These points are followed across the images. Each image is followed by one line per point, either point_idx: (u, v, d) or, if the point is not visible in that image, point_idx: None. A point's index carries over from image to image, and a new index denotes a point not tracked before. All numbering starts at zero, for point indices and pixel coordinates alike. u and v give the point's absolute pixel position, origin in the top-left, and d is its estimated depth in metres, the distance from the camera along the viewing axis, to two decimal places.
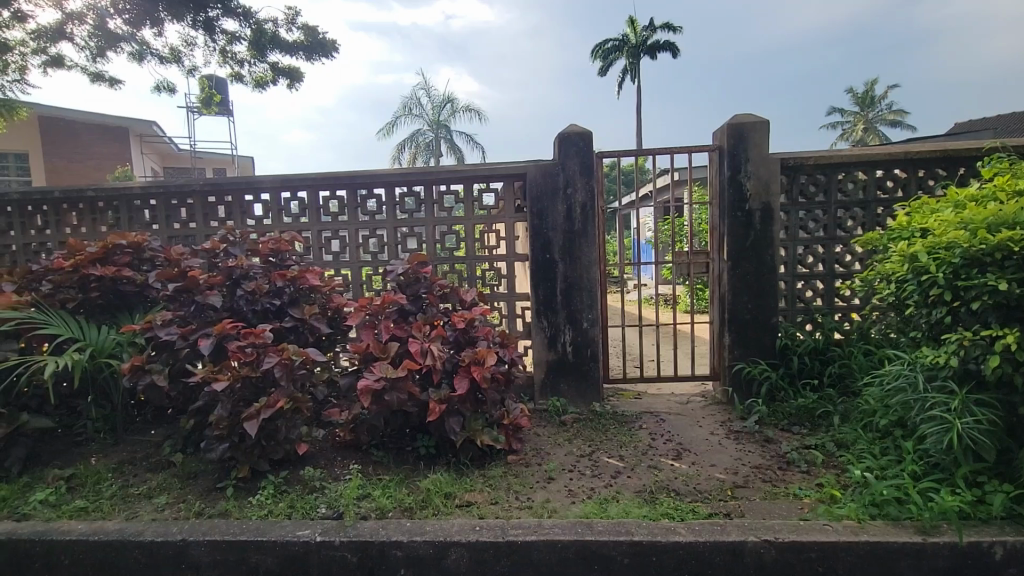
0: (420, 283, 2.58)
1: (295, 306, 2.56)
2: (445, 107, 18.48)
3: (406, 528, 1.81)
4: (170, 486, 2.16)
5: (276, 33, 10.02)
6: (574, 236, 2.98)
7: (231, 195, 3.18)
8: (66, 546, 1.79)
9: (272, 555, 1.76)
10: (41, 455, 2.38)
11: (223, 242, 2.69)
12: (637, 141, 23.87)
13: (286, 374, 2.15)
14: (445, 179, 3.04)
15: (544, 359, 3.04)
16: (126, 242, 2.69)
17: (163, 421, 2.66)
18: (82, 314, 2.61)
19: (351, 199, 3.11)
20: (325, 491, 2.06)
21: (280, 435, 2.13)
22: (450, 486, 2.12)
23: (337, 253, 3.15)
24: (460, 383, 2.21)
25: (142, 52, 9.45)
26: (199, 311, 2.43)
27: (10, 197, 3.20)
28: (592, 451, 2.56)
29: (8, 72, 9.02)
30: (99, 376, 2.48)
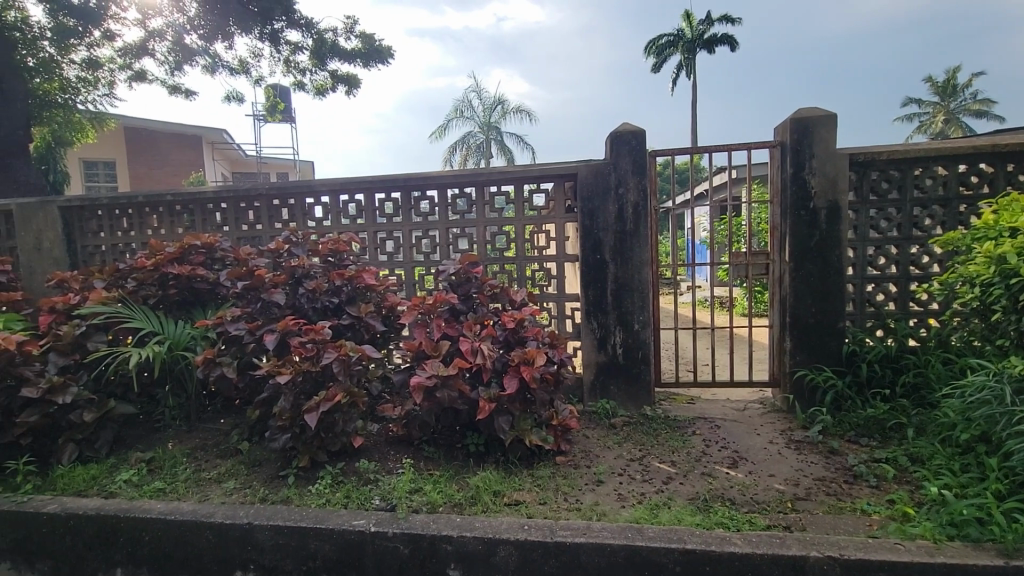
0: (471, 283, 2.63)
1: (352, 304, 2.66)
2: (495, 108, 18.64)
3: (456, 524, 1.84)
4: (238, 471, 2.29)
5: (336, 41, 10.46)
6: (625, 236, 2.94)
7: (293, 198, 3.34)
8: (147, 524, 1.94)
9: (329, 542, 1.84)
10: (126, 438, 2.59)
11: (287, 243, 2.84)
12: (692, 139, 23.18)
13: (344, 369, 2.24)
14: (496, 181, 3.07)
15: (594, 361, 3.01)
16: (199, 242, 2.89)
17: (231, 411, 2.83)
18: (161, 309, 2.82)
19: (405, 200, 3.19)
20: (379, 483, 2.13)
21: (337, 428, 2.22)
22: (499, 484, 2.14)
23: (391, 253, 3.24)
24: (509, 382, 2.23)
25: (214, 65, 10.11)
26: (264, 308, 2.58)
27: (101, 201, 3.50)
28: (643, 456, 2.51)
29: (98, 87, 9.86)
30: (176, 367, 2.67)
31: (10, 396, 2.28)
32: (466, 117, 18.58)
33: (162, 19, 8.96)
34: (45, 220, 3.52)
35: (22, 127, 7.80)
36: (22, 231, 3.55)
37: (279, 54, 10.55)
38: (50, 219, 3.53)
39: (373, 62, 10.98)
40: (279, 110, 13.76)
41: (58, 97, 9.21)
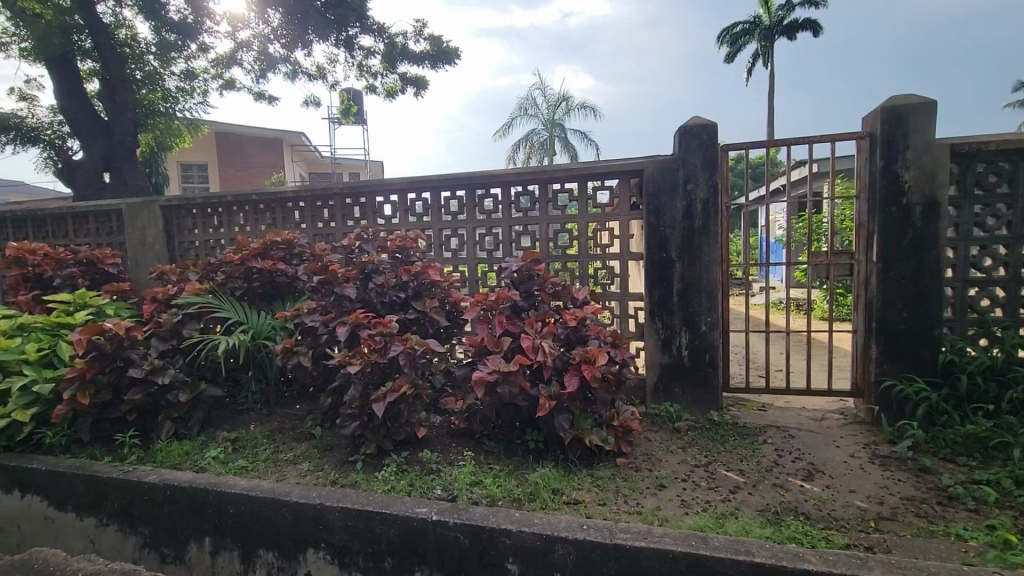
0: (533, 280, 2.64)
1: (418, 299, 2.75)
2: (560, 105, 18.53)
3: (515, 518, 1.86)
4: (312, 454, 2.44)
5: (406, 44, 10.81)
6: (693, 234, 2.84)
7: (364, 197, 3.49)
8: (231, 497, 2.10)
9: (394, 527, 1.91)
10: (214, 419, 2.82)
11: (358, 240, 2.98)
12: (768, 132, 21.94)
13: (410, 361, 2.32)
14: (559, 178, 3.05)
15: (658, 362, 2.93)
16: (280, 238, 3.10)
17: (306, 397, 3.01)
18: (246, 300, 3.04)
19: (469, 198, 3.25)
20: (441, 474, 2.19)
21: (402, 418, 2.30)
22: (558, 482, 2.13)
23: (455, 250, 3.31)
24: (570, 381, 2.22)
25: (294, 71, 10.75)
26: (337, 302, 2.72)
27: (195, 201, 3.82)
28: (709, 463, 2.42)
29: (195, 96, 10.76)
30: (258, 355, 2.87)
31: (119, 375, 2.55)
32: (530, 114, 18.60)
33: (250, 31, 9.66)
34: (149, 218, 3.89)
35: (133, 133, 8.65)
36: (130, 228, 3.94)
37: (353, 59, 11.04)
38: (153, 217, 3.90)
39: (440, 63, 11.24)
40: (353, 113, 14.41)
41: (161, 106, 10.14)
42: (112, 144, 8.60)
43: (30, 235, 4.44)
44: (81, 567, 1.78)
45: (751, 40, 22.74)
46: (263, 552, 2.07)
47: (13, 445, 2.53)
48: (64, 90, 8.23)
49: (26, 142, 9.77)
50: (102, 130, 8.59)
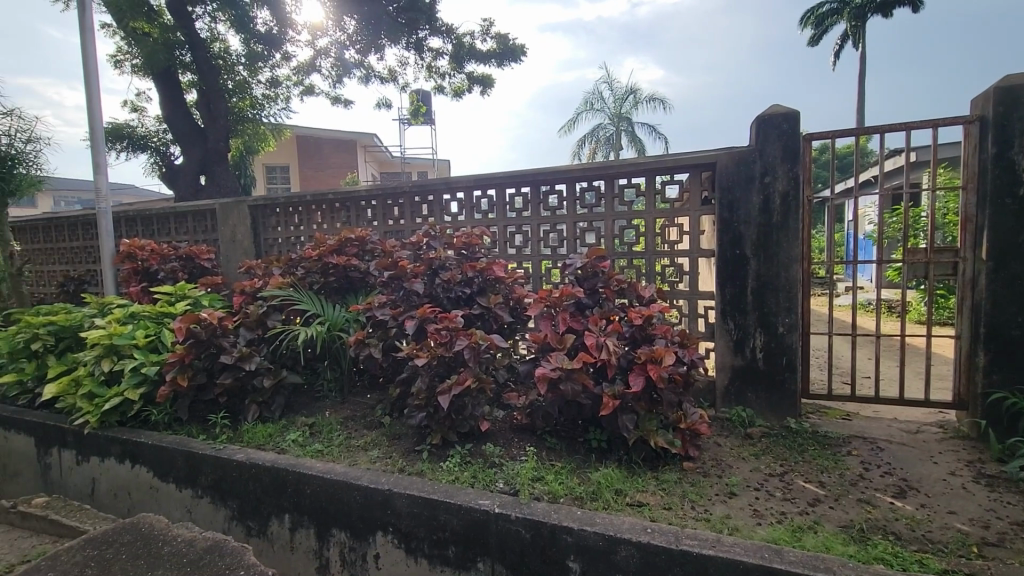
0: (598, 277, 2.60)
1: (482, 295, 2.80)
2: (627, 98, 18.11)
3: (577, 516, 1.85)
4: (381, 442, 2.54)
5: (473, 44, 10.99)
6: (771, 230, 2.68)
7: (432, 195, 3.57)
8: (308, 478, 2.24)
9: (457, 516, 1.95)
10: (294, 404, 3.01)
11: (426, 236, 3.07)
12: (857, 119, 20.29)
13: (474, 356, 2.37)
14: (626, 173, 2.98)
15: (729, 364, 2.80)
16: (354, 236, 3.26)
17: (377, 388, 3.14)
18: (323, 294, 3.22)
19: (534, 195, 3.25)
20: (503, 467, 2.22)
21: (466, 411, 2.35)
22: (621, 483, 2.10)
23: (520, 247, 3.32)
24: (635, 380, 2.17)
25: (368, 76, 11.24)
26: (406, 296, 2.81)
27: (278, 200, 4.08)
28: (784, 472, 2.28)
29: (279, 103, 11.51)
30: (333, 346, 3.04)
31: (213, 361, 2.78)
32: (597, 109, 18.31)
33: (328, 38, 10.21)
34: (239, 217, 4.22)
35: (224, 139, 9.45)
36: (223, 226, 4.29)
37: (422, 61, 11.35)
38: (243, 216, 4.22)
39: (506, 61, 11.34)
40: (422, 114, 14.84)
41: (249, 113, 10.93)
42: (206, 149, 9.39)
43: (140, 233, 4.95)
44: (180, 533, 1.98)
45: (839, 20, 21.09)
46: (337, 531, 2.19)
47: (125, 420, 2.84)
48: (167, 100, 9.08)
49: (136, 149, 10.89)
50: (198, 136, 9.39)
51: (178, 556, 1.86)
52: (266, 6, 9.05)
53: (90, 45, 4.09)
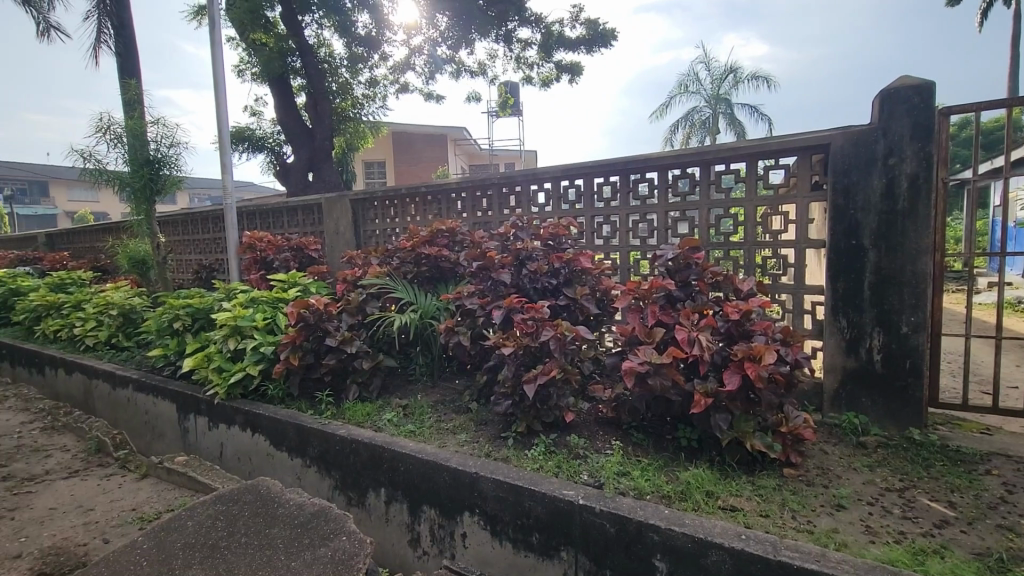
0: (690, 269, 2.48)
1: (569, 286, 2.79)
2: (727, 77, 16.98)
3: (664, 515, 1.80)
4: (468, 427, 2.63)
5: (562, 31, 10.87)
6: (894, 217, 2.40)
7: (520, 186, 3.59)
8: (402, 456, 2.37)
9: (541, 504, 1.97)
10: (389, 386, 3.20)
11: (514, 227, 3.10)
12: (1008, 88, 17.46)
13: (559, 346, 2.38)
14: (724, 158, 2.81)
15: (840, 366, 2.55)
16: (445, 227, 3.39)
17: (465, 374, 3.25)
18: (416, 283, 3.38)
19: (624, 183, 3.16)
20: (587, 460, 2.21)
21: (552, 401, 2.36)
22: (713, 485, 2.00)
23: (607, 237, 3.25)
24: (730, 378, 2.05)
25: (459, 70, 11.55)
26: (494, 286, 2.87)
27: (376, 194, 4.33)
28: (904, 488, 2.05)
29: (376, 101, 12.17)
30: (425, 332, 3.20)
31: (319, 343, 3.02)
32: (692, 91, 17.38)
33: (421, 36, 10.64)
34: (342, 210, 4.53)
35: (328, 137, 10.22)
36: (328, 219, 4.64)
37: (511, 52, 11.44)
38: (345, 209, 4.53)
39: (597, 47, 11.10)
40: (510, 105, 14.98)
41: (351, 112, 11.69)
42: (314, 148, 10.21)
43: (258, 226, 5.49)
44: (291, 496, 2.19)
45: None
46: (427, 508, 2.31)
47: (247, 393, 3.18)
48: (281, 104, 9.94)
49: (255, 150, 12.06)
50: (306, 136, 10.20)
51: (290, 517, 2.06)
52: (367, 10, 9.59)
53: (219, 56, 4.57)
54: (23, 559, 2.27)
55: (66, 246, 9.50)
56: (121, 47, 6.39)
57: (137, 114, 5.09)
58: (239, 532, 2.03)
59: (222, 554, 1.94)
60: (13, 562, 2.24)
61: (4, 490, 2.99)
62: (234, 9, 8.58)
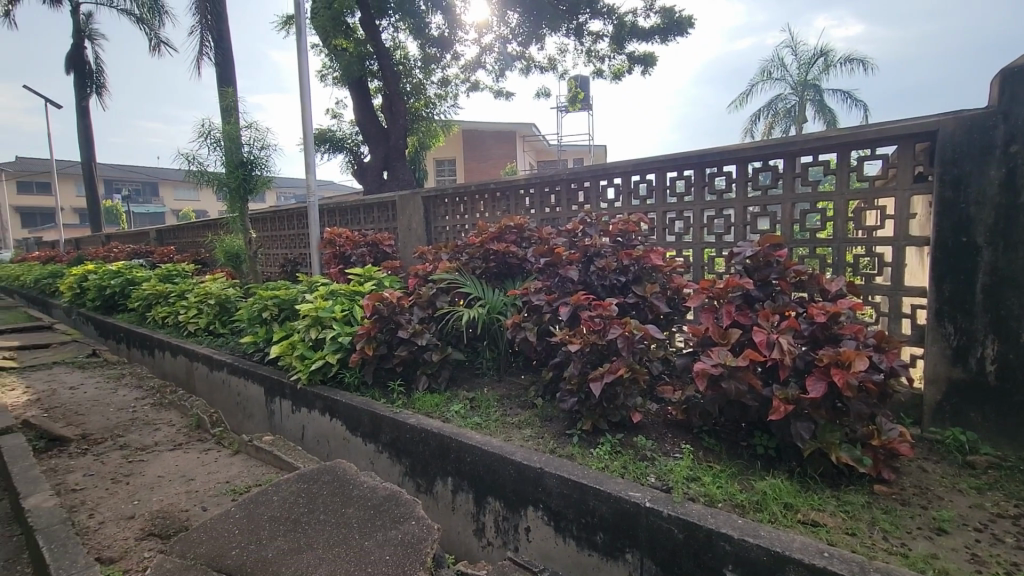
0: (771, 268, 2.34)
1: (638, 284, 2.73)
2: (817, 61, 15.80)
3: (737, 525, 1.72)
4: (534, 422, 2.64)
5: (635, 22, 10.60)
6: (1015, 212, 2.13)
7: (589, 182, 3.54)
8: (468, 447, 2.43)
9: (605, 503, 1.95)
10: (457, 378, 3.28)
11: (582, 224, 3.07)
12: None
13: (627, 345, 2.34)
14: (811, 149, 2.62)
15: (944, 376, 2.31)
16: (513, 224, 3.41)
17: (531, 370, 3.26)
18: (484, 279, 3.44)
19: (699, 177, 3.03)
20: (655, 462, 2.16)
21: (619, 400, 2.32)
22: (792, 497, 1.88)
23: (680, 233, 3.14)
24: (813, 385, 1.92)
25: (529, 67, 11.59)
26: (561, 283, 2.86)
27: (447, 191, 4.43)
28: (1020, 515, 1.83)
29: (448, 100, 12.48)
30: (492, 327, 3.25)
31: (392, 335, 3.15)
32: (776, 78, 16.35)
33: (492, 34, 10.78)
34: (415, 207, 4.69)
35: (402, 137, 10.60)
36: (402, 216, 4.82)
37: (582, 45, 11.31)
38: (418, 206, 4.68)
39: (672, 35, 10.73)
40: (580, 100, 14.82)
41: (423, 112, 12.06)
42: (389, 148, 10.63)
43: (338, 222, 5.80)
44: (365, 480, 2.31)
45: None
46: (492, 500, 2.35)
47: (326, 380, 3.38)
48: (359, 106, 10.44)
49: (335, 151, 12.76)
50: (382, 136, 10.64)
51: (364, 498, 2.18)
52: (440, 12, 9.87)
53: (304, 63, 4.87)
54: (135, 520, 2.55)
55: (173, 241, 10.53)
56: (219, 57, 6.97)
57: (233, 119, 5.54)
58: (319, 509, 2.17)
59: (303, 528, 2.07)
60: (128, 522, 2.53)
61: (121, 457, 3.37)
62: (317, 18, 9.12)
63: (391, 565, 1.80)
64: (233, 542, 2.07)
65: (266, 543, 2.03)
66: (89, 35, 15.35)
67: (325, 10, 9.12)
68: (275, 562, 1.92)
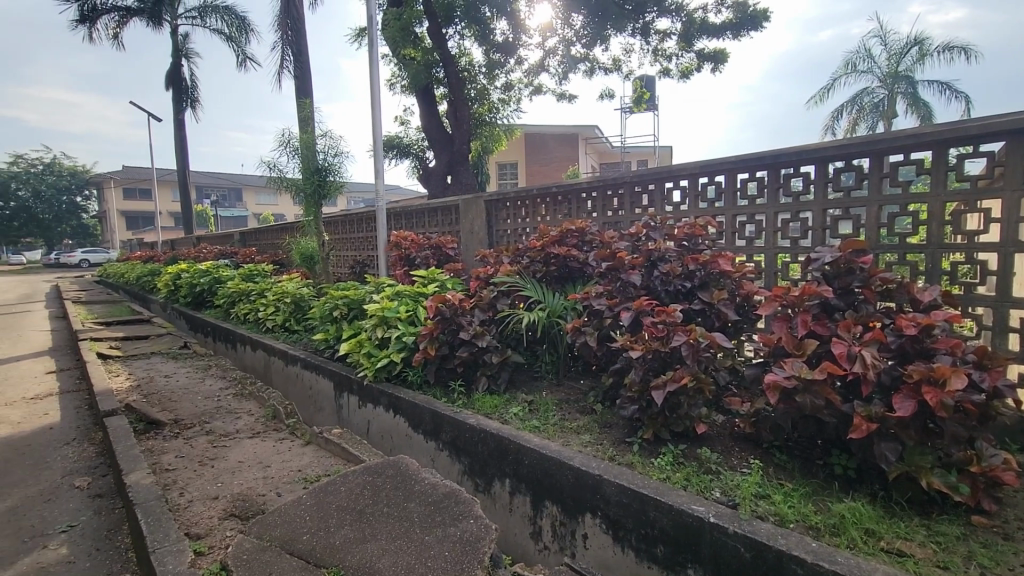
0: (854, 275, 2.19)
1: (705, 290, 2.63)
2: (910, 51, 14.59)
3: (811, 548, 1.62)
4: (593, 428, 2.61)
5: (705, 18, 10.25)
6: None
7: (653, 184, 3.46)
8: (527, 450, 2.44)
9: (666, 515, 1.89)
10: (516, 380, 3.30)
11: (646, 227, 3.01)
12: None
13: (692, 353, 2.26)
14: (902, 147, 2.42)
15: None
16: (575, 227, 3.40)
17: (590, 375, 3.22)
18: (544, 282, 3.45)
19: (773, 179, 2.88)
20: (720, 476, 2.07)
21: (682, 409, 2.24)
22: (874, 523, 1.75)
23: (751, 238, 3.00)
24: (901, 403, 1.77)
25: (594, 68, 11.49)
26: (623, 288, 2.81)
27: (509, 195, 4.47)
28: None
29: (511, 104, 12.63)
30: (552, 331, 3.24)
31: (453, 336, 3.22)
32: (862, 71, 15.24)
33: (556, 37, 10.80)
34: (477, 211, 4.78)
35: (466, 141, 10.82)
36: (465, 219, 4.92)
37: (649, 44, 11.10)
38: (480, 210, 4.76)
39: (745, 30, 10.29)
40: (645, 100, 14.51)
41: (487, 117, 12.27)
42: (454, 152, 10.89)
43: (404, 225, 6.00)
44: (426, 476, 2.37)
45: None
46: (549, 504, 2.34)
47: (390, 377, 3.50)
48: (426, 113, 10.79)
49: (402, 156, 13.24)
50: (447, 141, 10.92)
51: (425, 494, 2.24)
52: (504, 17, 10.03)
53: (375, 73, 5.10)
54: (219, 500, 2.76)
55: (254, 243, 11.31)
56: (298, 71, 7.42)
57: (310, 128, 5.89)
58: (383, 502, 2.25)
59: (367, 519, 2.16)
60: (213, 502, 2.74)
61: (207, 442, 3.66)
62: (388, 29, 9.50)
63: (450, 561, 1.84)
64: (304, 527, 2.19)
65: (334, 531, 2.13)
66: (186, 54, 16.83)
67: (395, 22, 9.48)
68: (341, 549, 2.02)
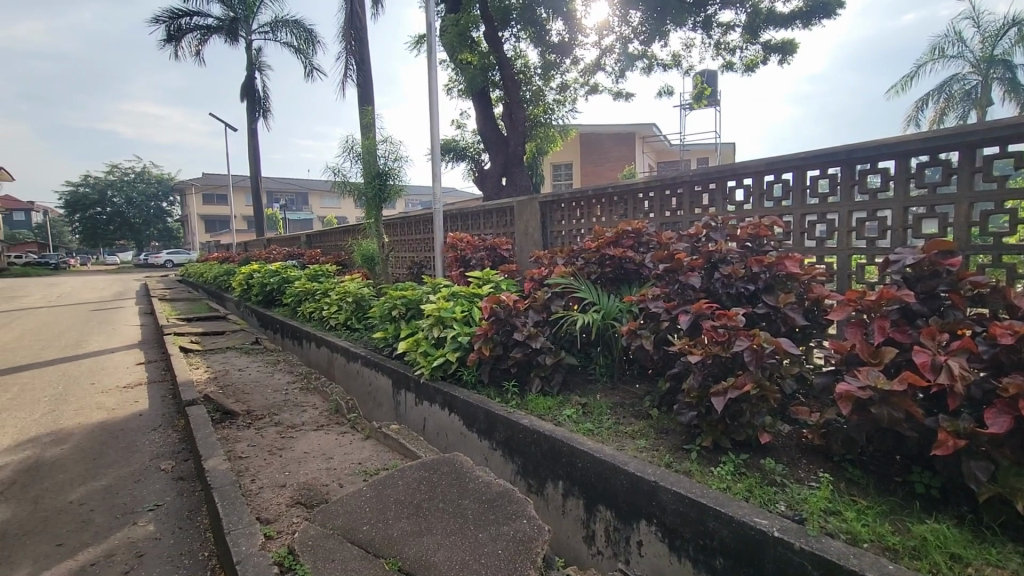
0: (940, 278, 2.02)
1: (770, 293, 2.51)
2: (1008, 32, 13.28)
3: (887, 570, 1.51)
4: (649, 433, 2.55)
5: (772, 7, 9.80)
6: None
7: (715, 183, 3.34)
8: (580, 453, 2.42)
9: (726, 527, 1.83)
10: (570, 382, 3.28)
11: (707, 227, 2.91)
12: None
13: (756, 359, 2.16)
14: (998, 138, 2.21)
15: None
16: (631, 228, 3.34)
17: (647, 379, 3.16)
18: (599, 283, 3.42)
19: (847, 175, 2.71)
20: (786, 489, 1.97)
21: (744, 417, 2.15)
22: (960, 547, 1.60)
23: (822, 238, 2.84)
24: (993, 419, 1.62)
25: (652, 64, 11.25)
26: (681, 290, 2.74)
27: (564, 196, 4.46)
28: None
29: (567, 105, 12.58)
30: (607, 333, 3.21)
31: (508, 336, 3.24)
32: (950, 56, 14.05)
33: (613, 35, 10.66)
34: (532, 212, 4.79)
35: (522, 143, 10.89)
36: (519, 220, 4.95)
37: (710, 38, 10.74)
38: (535, 211, 4.77)
39: (817, 18, 9.74)
40: (706, 96, 14.03)
41: (542, 118, 12.28)
42: (509, 154, 10.98)
43: (460, 226, 6.11)
44: (480, 474, 2.41)
45: None
46: (603, 508, 2.31)
47: (446, 376, 3.58)
48: (482, 115, 10.95)
49: (459, 159, 13.49)
50: (502, 143, 11.03)
51: (479, 492, 2.27)
52: (560, 17, 10.00)
53: (432, 78, 5.22)
54: (286, 488, 2.92)
55: (319, 244, 11.87)
56: (361, 79, 7.73)
57: (372, 134, 6.12)
58: (438, 498, 2.30)
59: (424, 514, 2.22)
60: (281, 489, 2.90)
61: (277, 432, 3.88)
62: (446, 35, 9.66)
63: (504, 560, 1.86)
64: (364, 518, 2.28)
65: (392, 523, 2.21)
66: (259, 67, 17.94)
67: (453, 28, 9.57)
68: (399, 542, 2.08)
